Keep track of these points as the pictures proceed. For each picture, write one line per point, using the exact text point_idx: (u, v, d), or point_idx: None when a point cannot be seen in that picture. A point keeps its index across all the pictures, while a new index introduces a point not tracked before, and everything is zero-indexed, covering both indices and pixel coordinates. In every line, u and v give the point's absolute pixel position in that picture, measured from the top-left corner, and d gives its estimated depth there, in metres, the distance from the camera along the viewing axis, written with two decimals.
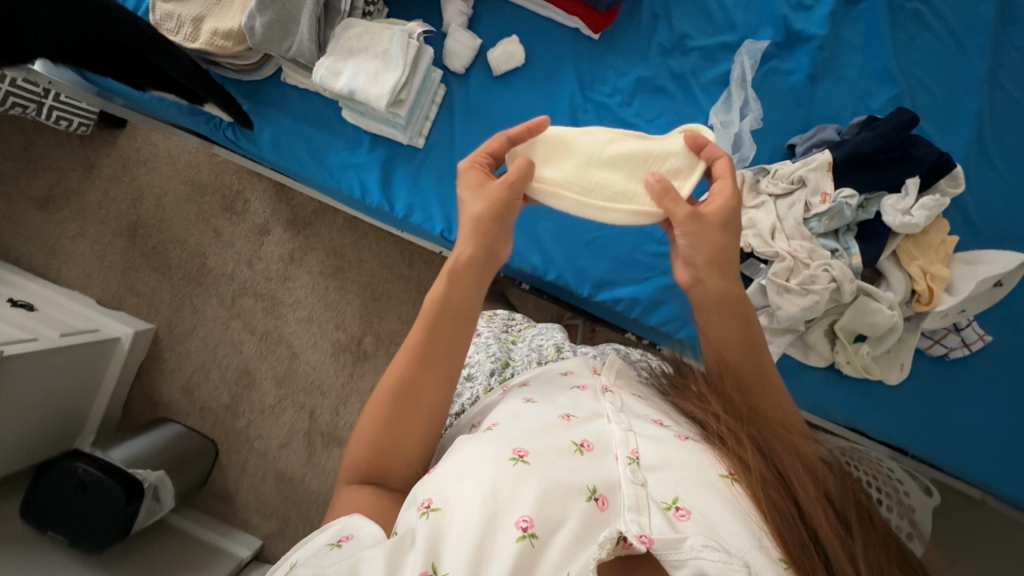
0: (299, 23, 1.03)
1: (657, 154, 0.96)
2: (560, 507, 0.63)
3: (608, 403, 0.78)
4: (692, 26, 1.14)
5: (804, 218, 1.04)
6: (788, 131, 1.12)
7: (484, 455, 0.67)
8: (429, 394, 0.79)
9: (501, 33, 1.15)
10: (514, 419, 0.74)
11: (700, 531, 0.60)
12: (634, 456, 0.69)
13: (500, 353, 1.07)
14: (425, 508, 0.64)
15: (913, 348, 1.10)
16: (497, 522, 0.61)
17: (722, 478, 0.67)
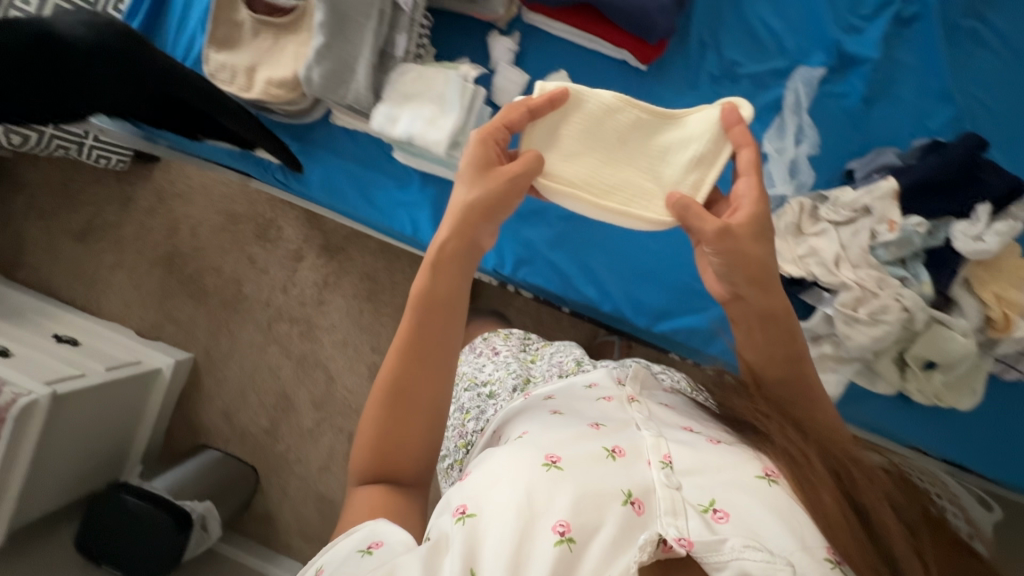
0: (355, 72, 1.04)
1: (676, 144, 0.94)
2: (598, 511, 0.59)
3: (635, 410, 0.75)
4: (742, 53, 1.14)
5: (870, 246, 1.03)
6: (845, 155, 1.12)
7: (515, 460, 0.64)
8: (426, 397, 0.76)
9: (550, 68, 1.15)
10: (543, 427, 0.71)
11: (744, 531, 0.58)
12: (667, 459, 0.65)
13: (518, 370, 1.07)
14: (460, 513, 0.61)
15: (988, 374, 1.06)
16: (533, 530, 0.58)
17: (763, 479, 0.63)
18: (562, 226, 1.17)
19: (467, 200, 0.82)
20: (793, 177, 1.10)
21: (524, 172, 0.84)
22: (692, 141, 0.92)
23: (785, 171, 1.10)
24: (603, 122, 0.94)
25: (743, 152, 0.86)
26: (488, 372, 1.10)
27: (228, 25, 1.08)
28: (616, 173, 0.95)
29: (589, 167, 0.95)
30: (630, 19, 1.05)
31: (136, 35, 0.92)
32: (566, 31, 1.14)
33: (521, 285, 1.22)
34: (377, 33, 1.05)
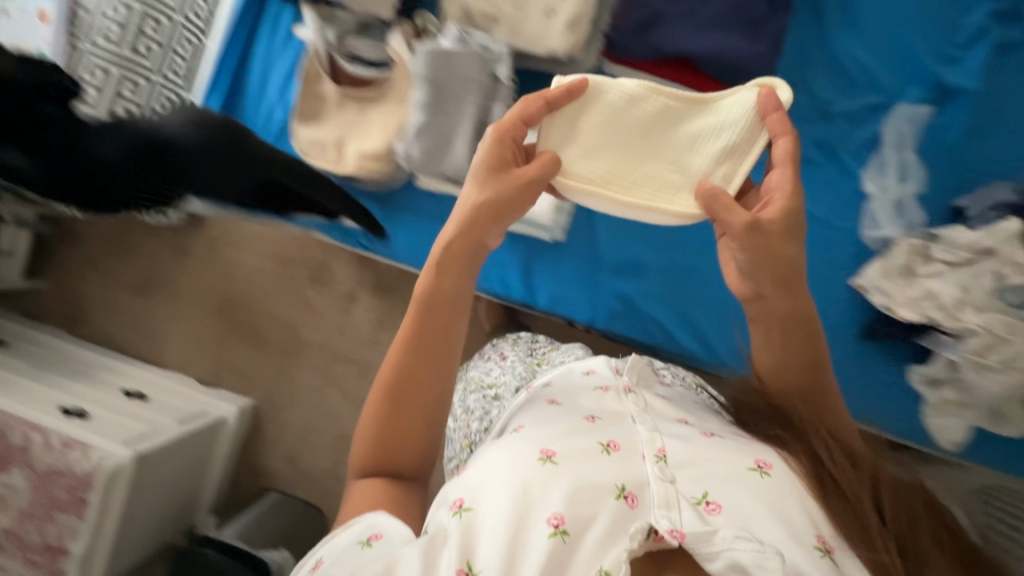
0: (454, 144, 1.04)
1: (705, 133, 0.83)
2: (592, 503, 0.57)
3: (631, 402, 0.72)
4: (834, 90, 1.09)
5: (997, 290, 0.91)
6: (952, 192, 1.02)
7: (500, 456, 0.62)
8: (431, 387, 0.71)
9: None
10: (539, 421, 0.69)
11: (735, 522, 0.56)
12: (661, 453, 0.63)
13: (523, 372, 1.01)
14: (456, 507, 0.58)
15: None
16: (528, 520, 0.55)
17: (754, 471, 0.61)
18: (657, 280, 1.19)
19: (478, 201, 0.76)
20: (899, 216, 1.02)
21: (538, 179, 0.78)
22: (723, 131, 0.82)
23: (889, 210, 1.03)
24: (625, 114, 0.84)
25: (778, 143, 0.77)
26: (494, 374, 1.05)
27: (314, 100, 1.12)
28: (639, 166, 0.86)
29: (608, 160, 0.85)
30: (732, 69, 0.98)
31: (236, 127, 0.98)
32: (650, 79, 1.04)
33: (618, 337, 1.25)
34: (476, 105, 1.03)
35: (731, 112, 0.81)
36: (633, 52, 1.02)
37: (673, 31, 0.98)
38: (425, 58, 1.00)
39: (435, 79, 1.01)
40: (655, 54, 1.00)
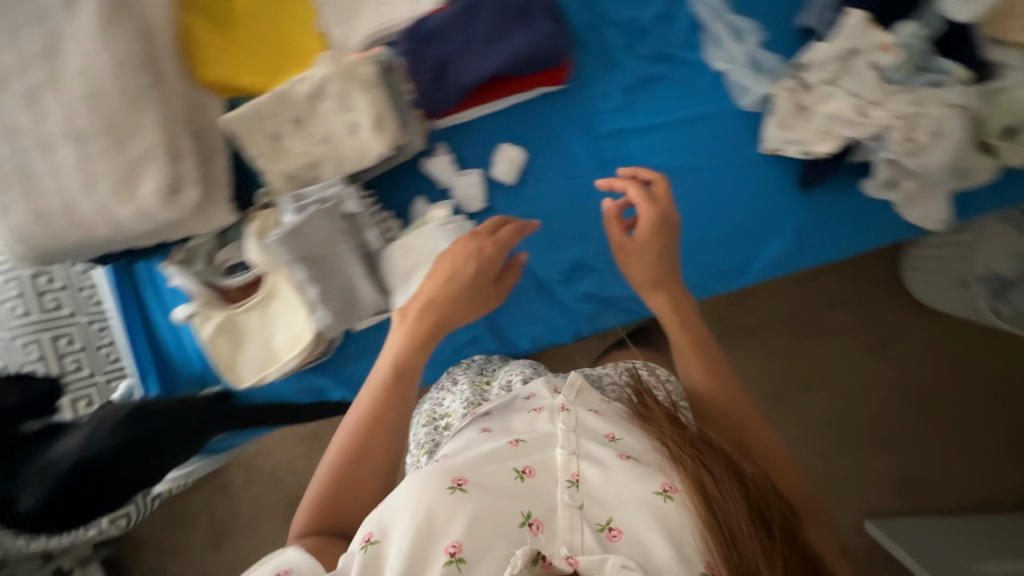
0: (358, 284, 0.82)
1: (285, 314, 0.90)
2: (491, 533, 0.50)
3: (562, 421, 0.60)
4: (628, 6, 0.90)
5: (880, 79, 0.77)
6: (788, 19, 0.87)
7: (406, 489, 0.53)
8: (377, 457, 0.64)
9: (487, 145, 0.93)
10: (459, 450, 0.60)
11: (637, 557, 0.50)
12: (574, 478, 0.55)
13: (469, 397, 0.79)
14: (363, 541, 0.51)
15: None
16: (423, 551, 0.49)
17: (658, 495, 0.53)
18: (619, 256, 0.93)
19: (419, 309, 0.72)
20: (758, 74, 0.86)
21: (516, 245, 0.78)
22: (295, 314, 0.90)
23: (747, 74, 0.86)
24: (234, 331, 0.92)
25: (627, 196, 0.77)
26: (447, 404, 0.82)
27: (224, 335, 0.92)
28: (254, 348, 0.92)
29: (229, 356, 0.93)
30: (525, 62, 0.83)
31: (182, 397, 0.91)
32: (474, 112, 0.91)
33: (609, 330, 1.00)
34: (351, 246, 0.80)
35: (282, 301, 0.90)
36: (447, 102, 0.86)
37: (465, 65, 0.84)
38: (277, 246, 0.76)
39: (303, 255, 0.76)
40: (469, 91, 0.85)
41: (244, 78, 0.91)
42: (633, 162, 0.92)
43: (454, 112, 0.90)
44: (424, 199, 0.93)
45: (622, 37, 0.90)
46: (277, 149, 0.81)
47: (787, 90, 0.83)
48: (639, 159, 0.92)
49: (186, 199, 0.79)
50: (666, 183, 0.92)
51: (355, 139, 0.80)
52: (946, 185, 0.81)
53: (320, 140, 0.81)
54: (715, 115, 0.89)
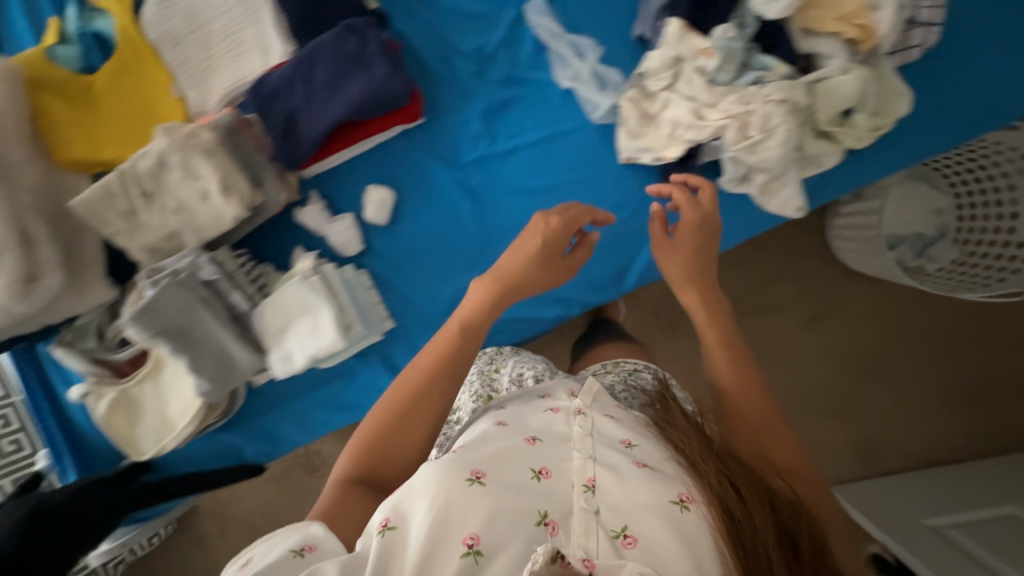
0: (230, 348, 0.82)
1: (174, 380, 0.92)
2: (510, 527, 0.48)
3: (578, 424, 0.58)
4: (474, 34, 0.90)
5: (706, 82, 0.78)
6: (625, 29, 0.87)
7: (424, 479, 0.51)
8: (416, 433, 0.65)
9: (358, 186, 0.94)
10: (476, 442, 0.58)
11: (651, 565, 0.47)
12: (590, 482, 0.52)
13: (478, 390, 0.84)
14: (379, 526, 0.49)
15: (899, 73, 0.80)
16: (437, 543, 0.46)
17: (675, 505, 0.50)
18: None
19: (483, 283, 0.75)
20: (604, 87, 0.86)
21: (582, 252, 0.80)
22: (183, 380, 0.92)
23: (593, 88, 0.86)
24: (128, 404, 0.93)
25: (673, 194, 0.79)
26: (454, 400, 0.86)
27: (117, 410, 0.93)
28: (150, 418, 0.93)
29: (127, 429, 0.94)
30: (370, 106, 0.83)
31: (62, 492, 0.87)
32: (338, 158, 0.90)
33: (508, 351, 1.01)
34: (214, 312, 0.81)
35: (170, 369, 0.92)
36: (300, 157, 0.86)
37: (312, 115, 0.84)
38: (133, 325, 0.76)
39: (162, 329, 0.77)
40: (322, 140, 0.85)
41: (106, 151, 0.93)
42: (501, 188, 0.92)
43: (321, 159, 0.90)
44: (303, 248, 0.93)
45: (471, 65, 0.91)
46: (134, 224, 0.82)
47: (629, 100, 0.84)
48: (505, 183, 0.92)
49: (45, 286, 0.83)
50: (538, 203, 0.92)
51: (208, 205, 0.81)
52: (798, 171, 0.83)
53: (175, 210, 0.81)
54: (574, 130, 0.90)
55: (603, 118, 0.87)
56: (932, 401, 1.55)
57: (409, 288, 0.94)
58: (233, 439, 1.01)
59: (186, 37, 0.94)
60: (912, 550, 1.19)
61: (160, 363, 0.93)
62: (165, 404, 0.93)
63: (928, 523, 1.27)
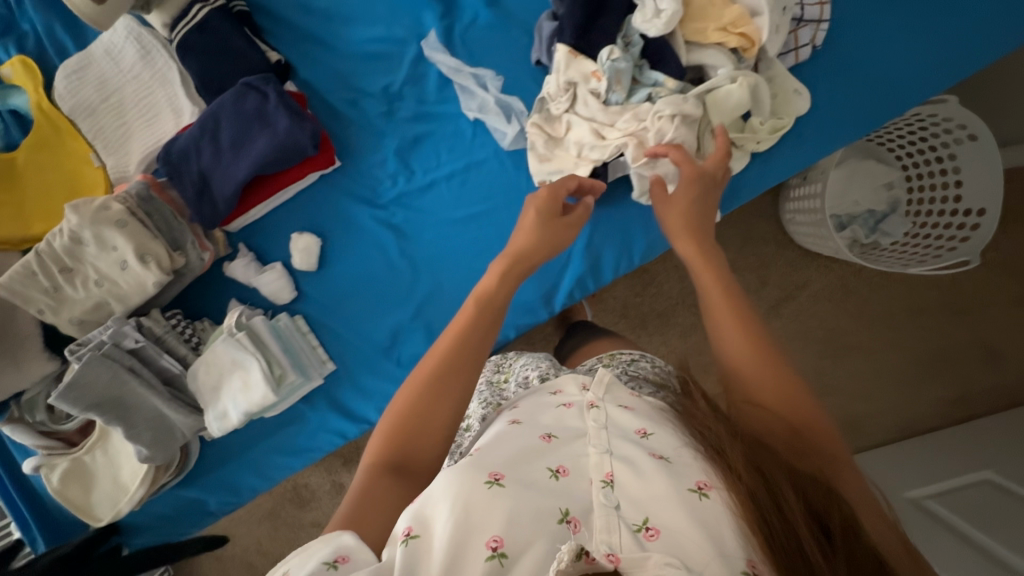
0: (165, 412, 0.85)
1: (123, 448, 0.94)
2: (535, 525, 0.46)
3: (591, 419, 0.57)
4: (380, 74, 0.91)
5: (601, 103, 0.80)
6: (524, 56, 0.89)
7: (444, 483, 0.49)
8: (441, 422, 0.60)
9: (283, 234, 0.94)
10: (491, 445, 0.55)
11: (676, 555, 0.44)
12: (608, 478, 0.51)
13: (488, 397, 0.80)
14: (401, 536, 0.46)
15: (790, 73, 0.82)
16: (461, 545, 0.44)
17: (692, 493, 0.49)
18: (432, 315, 0.93)
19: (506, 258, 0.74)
20: (510, 114, 0.87)
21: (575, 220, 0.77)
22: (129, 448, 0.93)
23: (499, 116, 0.87)
24: (81, 473, 0.94)
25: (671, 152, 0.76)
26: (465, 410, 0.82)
27: (69, 480, 0.94)
28: (104, 485, 0.94)
29: (81, 498, 0.94)
30: (276, 159, 0.85)
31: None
32: (260, 211, 0.92)
33: None
34: (144, 379, 0.83)
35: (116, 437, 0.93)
36: (215, 217, 0.87)
37: (223, 175, 0.86)
38: (63, 403, 0.79)
39: (93, 402, 0.80)
40: (235, 199, 0.87)
41: (37, 225, 0.94)
42: (423, 220, 0.92)
43: (242, 214, 0.91)
44: (238, 301, 0.94)
45: (380, 104, 0.92)
46: (60, 299, 0.83)
47: (535, 126, 0.83)
48: (426, 215, 0.92)
49: None
50: (462, 233, 0.91)
51: (128, 274, 0.82)
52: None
53: (97, 282, 0.83)
54: (489, 158, 0.90)
55: (513, 144, 0.88)
56: (950, 356, 1.42)
57: (345, 329, 0.95)
58: (189, 497, 1.00)
59: (100, 105, 0.95)
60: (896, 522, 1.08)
61: (107, 432, 0.94)
62: (116, 471, 0.94)
63: (908, 495, 1.16)
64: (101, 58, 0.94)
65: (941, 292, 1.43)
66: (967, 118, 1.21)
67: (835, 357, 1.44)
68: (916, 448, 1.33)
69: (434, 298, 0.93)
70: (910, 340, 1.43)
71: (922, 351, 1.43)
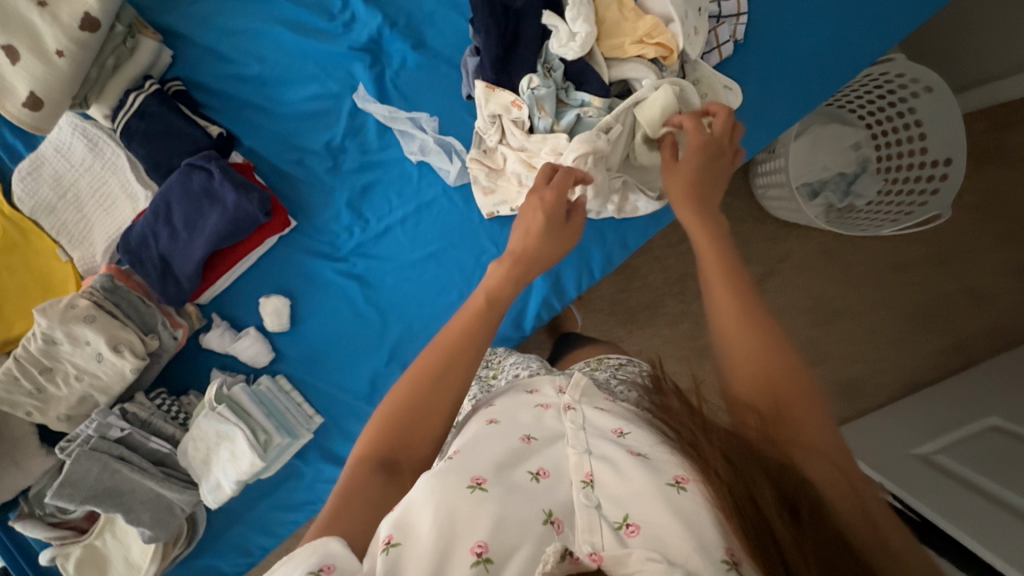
0: (161, 492, 0.90)
1: (128, 532, 0.97)
2: (519, 529, 0.43)
3: (569, 420, 0.55)
4: (321, 130, 0.93)
5: (530, 130, 0.81)
6: (456, 93, 0.90)
7: (425, 488, 0.45)
8: (438, 417, 0.55)
9: (250, 299, 0.95)
10: (473, 444, 0.52)
11: (656, 550, 0.42)
12: (589, 477, 0.48)
13: (476, 395, 0.74)
14: (380, 544, 0.42)
15: (715, 74, 0.84)
16: (445, 553, 0.41)
17: (671, 487, 0.46)
18: (407, 356, 0.95)
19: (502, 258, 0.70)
20: (450, 152, 0.89)
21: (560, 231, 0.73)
22: (133, 533, 0.96)
23: (441, 155, 0.88)
24: (94, 561, 0.97)
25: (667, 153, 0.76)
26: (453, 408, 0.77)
27: (83, 566, 0.96)
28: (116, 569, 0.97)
29: None
30: (229, 230, 0.86)
31: None
32: (227, 277, 0.93)
33: None
34: (135, 464, 0.88)
35: (120, 523, 0.97)
36: (181, 295, 0.89)
37: (183, 253, 0.87)
38: (63, 500, 0.84)
39: (91, 494, 0.85)
40: (198, 275, 0.89)
41: (18, 323, 0.95)
42: (383, 266, 0.94)
43: (212, 283, 0.92)
44: (218, 370, 0.95)
45: (325, 161, 0.94)
46: (45, 399, 0.86)
47: (474, 161, 0.84)
48: (386, 261, 0.94)
49: None
50: (424, 271, 0.93)
51: (105, 365, 0.86)
52: (652, 183, 0.85)
53: (77, 377, 0.86)
54: (438, 196, 0.92)
55: (457, 180, 0.90)
56: (953, 303, 1.35)
57: (325, 382, 0.97)
58: (199, 564, 1.03)
59: (58, 202, 0.96)
60: (897, 481, 1.05)
61: (112, 519, 0.97)
62: (125, 554, 0.97)
63: (917, 452, 1.12)
64: (52, 157, 0.95)
65: (925, 243, 1.34)
66: (920, 69, 1.12)
67: (826, 324, 1.37)
68: (913, 406, 1.29)
69: (406, 340, 0.95)
70: (904, 296, 1.36)
71: (910, 307, 1.36)
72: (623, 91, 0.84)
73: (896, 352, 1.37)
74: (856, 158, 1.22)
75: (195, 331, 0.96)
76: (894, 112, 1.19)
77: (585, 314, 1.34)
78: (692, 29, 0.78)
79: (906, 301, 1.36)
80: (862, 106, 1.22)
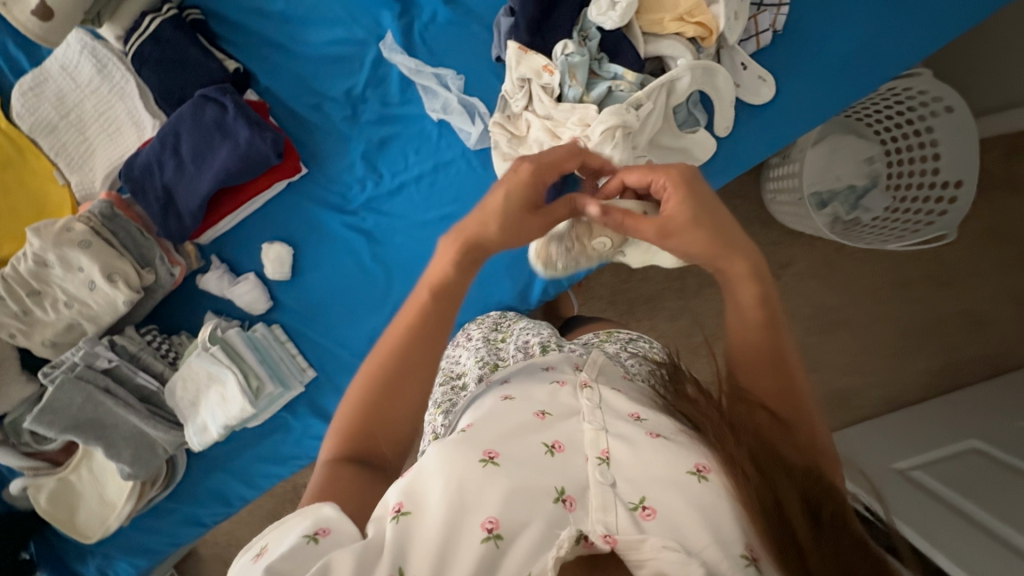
0: (146, 429, 0.89)
1: (105, 467, 0.95)
2: (531, 505, 0.42)
3: (585, 397, 0.52)
4: (341, 78, 0.90)
5: (557, 99, 0.79)
6: (485, 53, 0.88)
7: (436, 457, 0.45)
8: (405, 392, 0.52)
9: (254, 243, 0.93)
10: (485, 418, 0.50)
11: (672, 538, 0.42)
12: (605, 455, 0.47)
13: (484, 355, 0.74)
14: (391, 511, 0.43)
15: (750, 63, 0.83)
16: (455, 527, 0.41)
17: (692, 476, 0.45)
18: None
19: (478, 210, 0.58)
20: (472, 115, 0.87)
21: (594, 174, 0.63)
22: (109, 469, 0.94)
23: (462, 117, 0.86)
24: (66, 493, 0.95)
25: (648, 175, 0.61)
26: (462, 361, 0.77)
27: (55, 497, 0.95)
28: (88, 504, 0.96)
29: (68, 513, 0.96)
30: (237, 169, 0.83)
31: None
32: (235, 216, 0.90)
33: None
34: (119, 399, 0.87)
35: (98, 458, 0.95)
36: (182, 232, 0.86)
37: (186, 191, 0.85)
38: (43, 427, 0.83)
39: (72, 424, 0.84)
40: (200, 212, 0.86)
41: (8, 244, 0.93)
42: (392, 224, 0.92)
43: (211, 223, 0.89)
44: (214, 313, 0.94)
45: (343, 109, 0.91)
46: (31, 322, 0.84)
47: (497, 125, 0.83)
48: (396, 218, 0.92)
49: None
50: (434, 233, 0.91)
51: (96, 295, 0.83)
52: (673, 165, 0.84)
53: (67, 304, 0.84)
54: (456, 158, 0.90)
55: (478, 142, 0.87)
56: (947, 326, 1.36)
57: (323, 337, 0.95)
58: (174, 508, 1.01)
59: (60, 122, 0.92)
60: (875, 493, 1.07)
61: (89, 453, 0.95)
62: (99, 489, 0.95)
63: (896, 466, 1.14)
64: (57, 74, 0.91)
65: (927, 263, 1.35)
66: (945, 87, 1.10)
67: (823, 333, 1.38)
68: (898, 421, 1.31)
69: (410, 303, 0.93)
70: (900, 315, 1.37)
71: (905, 325, 1.38)
72: (657, 68, 0.83)
73: (888, 367, 1.39)
74: (868, 172, 1.22)
75: (192, 272, 0.93)
76: (913, 128, 1.18)
77: (583, 299, 1.34)
78: (733, 13, 0.77)
79: (901, 319, 1.38)
80: (880, 120, 1.21)
